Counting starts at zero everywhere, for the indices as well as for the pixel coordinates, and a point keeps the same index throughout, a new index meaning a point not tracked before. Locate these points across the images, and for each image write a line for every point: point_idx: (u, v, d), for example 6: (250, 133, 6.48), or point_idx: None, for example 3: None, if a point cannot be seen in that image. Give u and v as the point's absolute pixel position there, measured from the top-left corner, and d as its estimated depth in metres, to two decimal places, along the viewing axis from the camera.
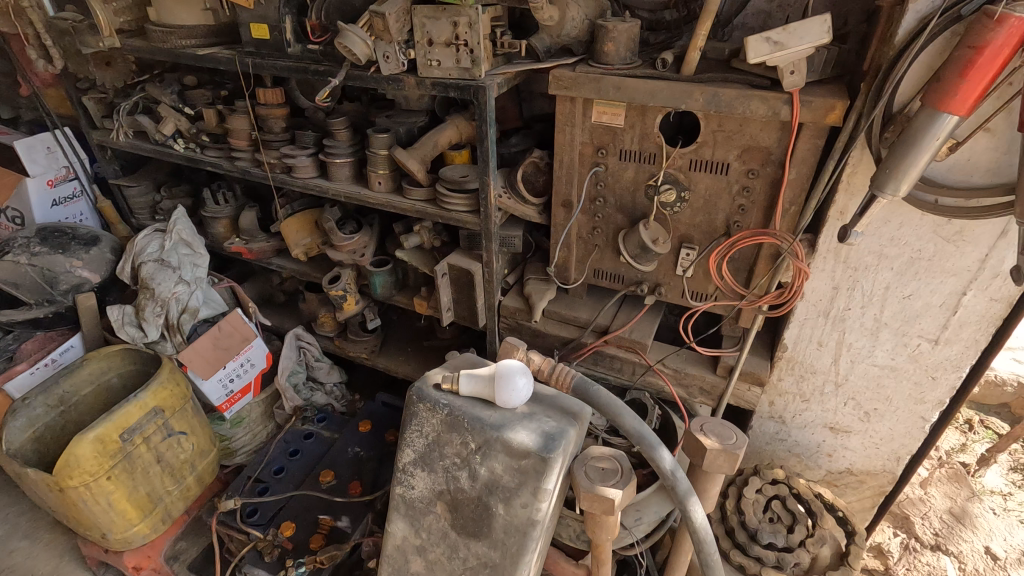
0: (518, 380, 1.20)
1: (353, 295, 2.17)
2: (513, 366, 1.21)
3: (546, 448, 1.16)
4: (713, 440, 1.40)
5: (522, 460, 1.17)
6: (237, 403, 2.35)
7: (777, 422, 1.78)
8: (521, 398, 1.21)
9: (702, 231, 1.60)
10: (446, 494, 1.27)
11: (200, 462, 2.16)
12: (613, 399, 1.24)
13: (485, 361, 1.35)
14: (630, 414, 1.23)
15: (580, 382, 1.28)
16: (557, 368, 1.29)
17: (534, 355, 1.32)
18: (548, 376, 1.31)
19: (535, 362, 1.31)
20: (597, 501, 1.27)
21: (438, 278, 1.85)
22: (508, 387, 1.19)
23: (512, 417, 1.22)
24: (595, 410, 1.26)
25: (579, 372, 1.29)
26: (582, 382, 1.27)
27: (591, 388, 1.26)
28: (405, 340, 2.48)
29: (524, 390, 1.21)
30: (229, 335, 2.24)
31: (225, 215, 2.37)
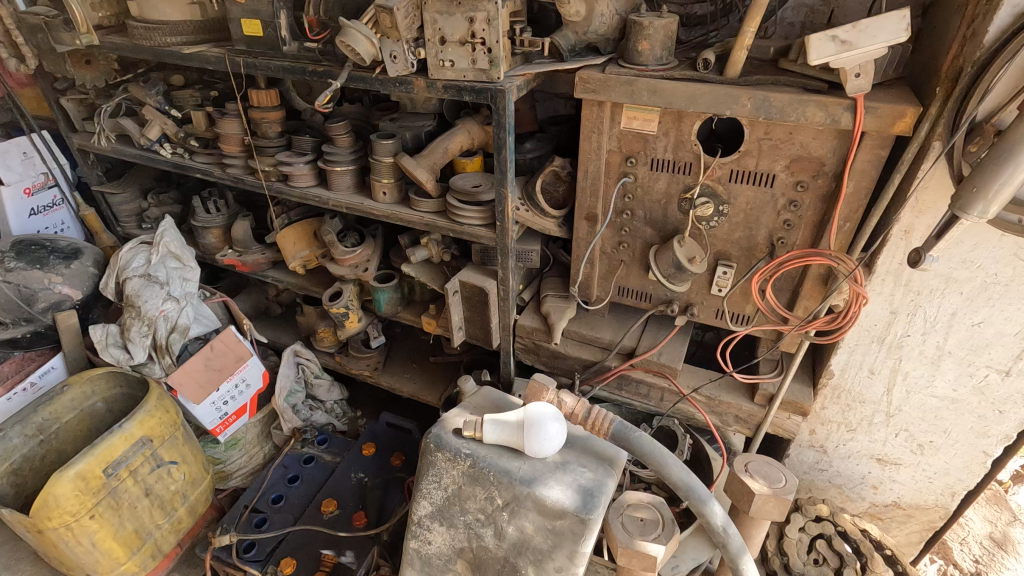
0: (549, 427, 1.06)
1: (355, 312, 2.03)
2: (543, 410, 1.07)
3: (585, 506, 1.02)
4: (760, 483, 1.27)
5: (557, 520, 1.03)
6: (231, 426, 2.19)
7: (817, 452, 1.65)
8: (553, 448, 1.07)
9: (741, 247, 1.46)
10: (467, 551, 1.12)
11: (192, 491, 2.01)
12: (658, 447, 1.10)
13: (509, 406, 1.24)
14: (677, 463, 1.10)
15: (620, 426, 1.12)
16: (593, 412, 1.14)
17: (567, 397, 1.16)
18: (582, 421, 1.15)
19: (568, 404, 1.15)
20: (637, 558, 1.14)
21: (449, 296, 1.71)
22: (538, 436, 1.06)
23: (543, 469, 1.08)
24: (636, 458, 1.12)
25: (618, 416, 1.14)
26: (623, 428, 1.12)
27: (632, 434, 1.12)
28: (411, 356, 2.33)
29: (557, 439, 1.07)
30: (222, 354, 2.09)
31: (217, 225, 2.21)
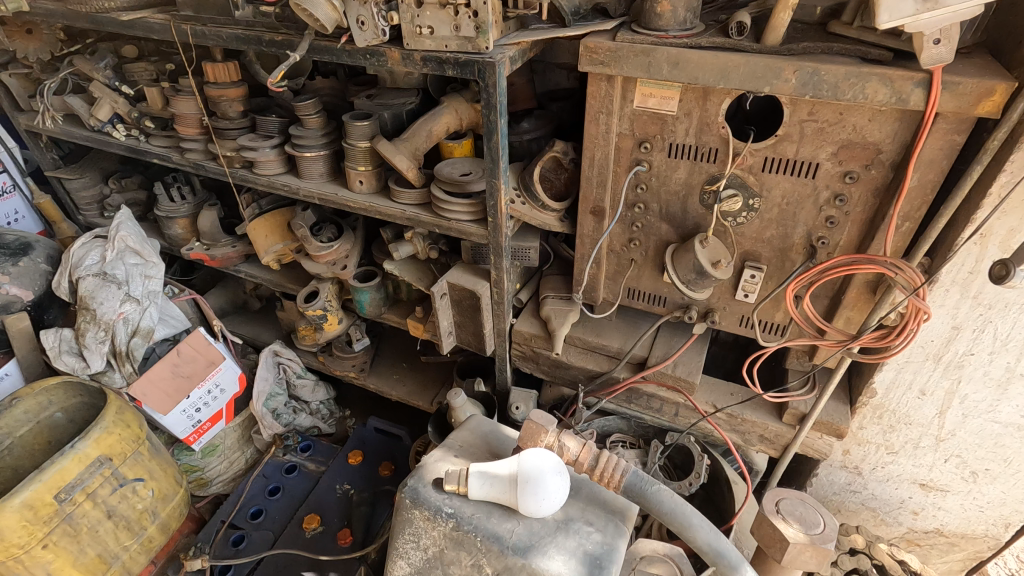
0: (546, 484, 0.88)
1: (334, 314, 1.83)
2: (538, 462, 0.89)
3: None
4: (796, 528, 1.09)
5: None
6: (206, 433, 2.03)
7: (850, 473, 1.47)
8: (551, 508, 0.89)
9: (773, 248, 1.25)
10: None
11: (163, 507, 1.85)
12: (680, 503, 0.91)
13: (501, 446, 1.06)
14: (703, 523, 0.91)
15: (635, 478, 0.92)
16: (602, 461, 0.93)
17: (572, 442, 0.95)
18: (588, 471, 0.94)
19: (571, 450, 0.95)
20: None
21: (436, 300, 1.51)
22: (535, 496, 0.88)
23: (542, 532, 0.90)
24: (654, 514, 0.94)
25: (633, 465, 0.94)
26: (637, 481, 0.93)
27: (650, 489, 0.92)
28: (400, 356, 2.14)
29: (555, 497, 0.89)
30: (191, 359, 1.89)
31: (184, 214, 2.00)
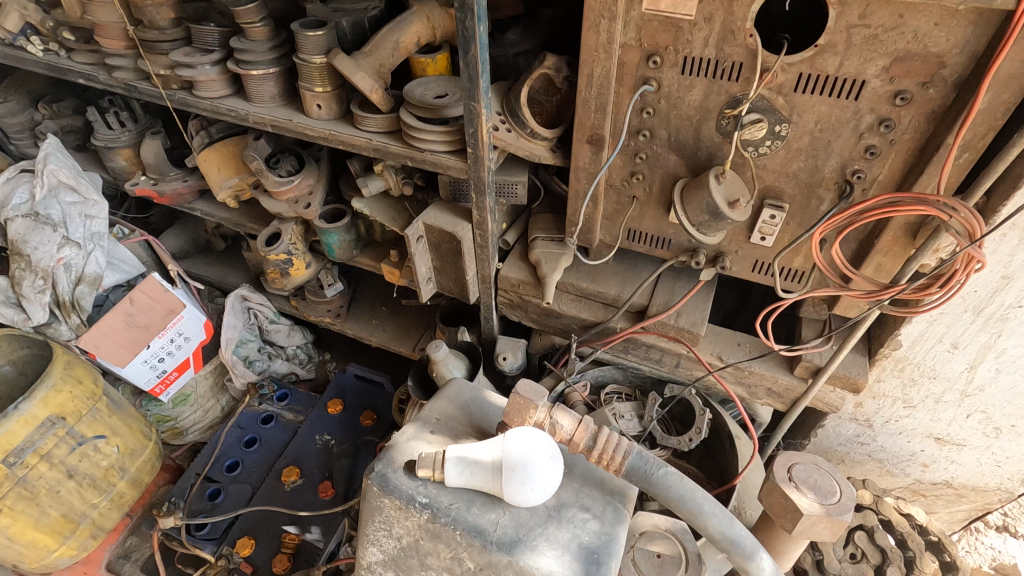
0: (535, 474, 0.75)
1: (301, 257, 1.65)
2: (525, 448, 0.76)
3: None
4: (810, 498, 0.99)
5: None
6: (173, 384, 1.89)
7: (860, 425, 1.38)
8: (541, 497, 0.77)
9: (798, 183, 1.08)
10: None
11: (132, 463, 1.75)
12: (691, 490, 0.79)
13: (482, 421, 0.93)
14: (716, 509, 0.80)
15: (640, 463, 0.79)
16: (602, 442, 0.80)
17: (565, 420, 0.82)
18: (585, 452, 0.81)
19: (565, 428, 0.81)
20: None
21: (411, 244, 1.33)
22: (522, 486, 0.76)
23: (531, 523, 0.78)
24: (659, 499, 0.82)
25: (636, 445, 0.81)
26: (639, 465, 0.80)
27: (656, 474, 0.80)
28: (379, 298, 1.99)
29: (545, 486, 0.77)
30: (147, 309, 1.72)
31: (125, 144, 1.75)
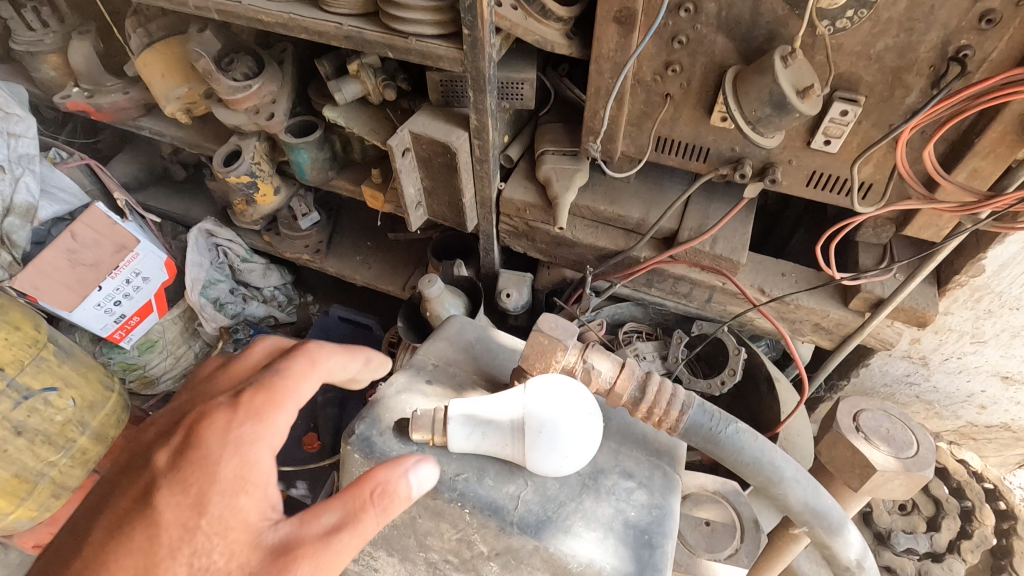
0: (564, 438, 0.59)
1: (267, 181, 1.41)
2: (550, 404, 0.60)
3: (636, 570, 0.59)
4: (885, 449, 0.84)
5: None
6: (135, 329, 1.69)
7: (913, 364, 1.22)
8: (574, 466, 0.61)
9: (882, 68, 0.85)
10: None
11: (93, 417, 1.56)
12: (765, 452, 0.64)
13: (499, 368, 0.76)
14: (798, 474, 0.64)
15: (700, 421, 0.63)
16: (655, 393, 0.63)
17: (603, 364, 0.65)
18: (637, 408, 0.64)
19: (607, 375, 0.64)
20: None
21: (395, 159, 1.09)
22: (547, 452, 0.59)
23: (564, 498, 0.62)
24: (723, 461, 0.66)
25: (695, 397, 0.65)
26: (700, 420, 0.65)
27: (721, 433, 0.64)
28: (363, 233, 1.73)
29: (578, 453, 0.60)
30: (93, 244, 1.48)
31: (50, 49, 1.46)
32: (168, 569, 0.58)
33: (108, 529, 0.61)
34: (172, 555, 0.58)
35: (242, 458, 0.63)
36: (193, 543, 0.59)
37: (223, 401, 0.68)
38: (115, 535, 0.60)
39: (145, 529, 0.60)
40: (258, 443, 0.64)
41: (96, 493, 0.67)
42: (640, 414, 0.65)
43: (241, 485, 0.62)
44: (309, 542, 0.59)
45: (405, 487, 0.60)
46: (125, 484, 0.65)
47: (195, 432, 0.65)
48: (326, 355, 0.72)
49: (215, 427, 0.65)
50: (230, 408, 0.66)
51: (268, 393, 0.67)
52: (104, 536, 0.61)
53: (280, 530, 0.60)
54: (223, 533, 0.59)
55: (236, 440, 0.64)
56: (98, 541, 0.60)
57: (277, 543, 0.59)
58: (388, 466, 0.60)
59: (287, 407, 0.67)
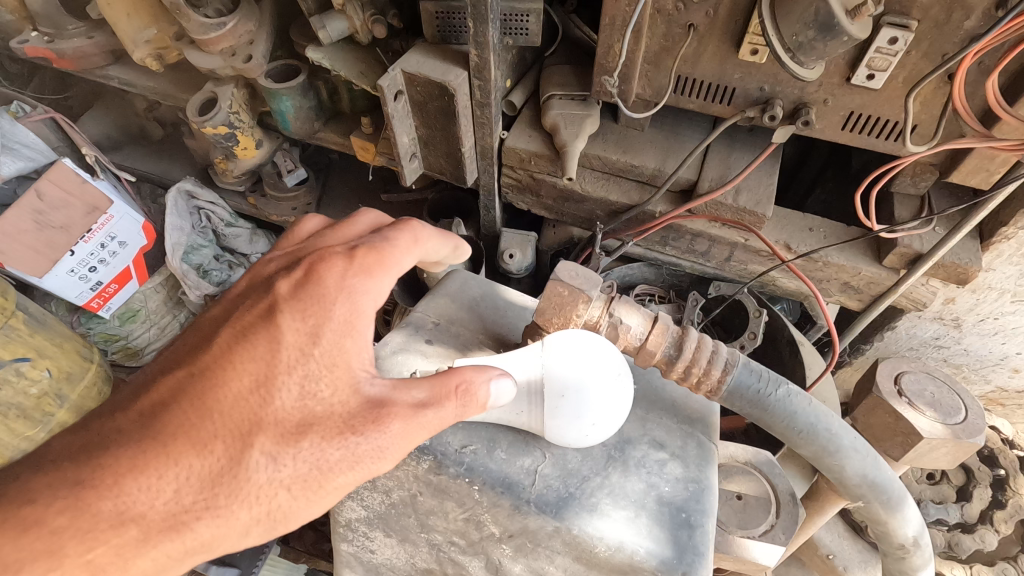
0: (586, 408, 0.61)
1: (247, 133, 1.30)
2: (574, 372, 0.62)
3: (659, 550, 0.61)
4: (931, 413, 0.77)
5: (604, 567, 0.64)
6: (114, 299, 1.52)
7: (944, 326, 1.15)
8: (597, 433, 0.63)
9: None
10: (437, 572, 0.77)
11: (71, 390, 1.42)
12: (816, 418, 0.66)
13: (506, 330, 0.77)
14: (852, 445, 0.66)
15: (746, 382, 0.66)
16: (690, 352, 0.64)
17: (633, 319, 0.66)
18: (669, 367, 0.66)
19: (637, 330, 0.66)
20: (728, 560, 0.71)
21: (386, 103, 0.98)
22: (564, 420, 0.62)
23: (589, 477, 0.65)
24: (772, 429, 0.68)
25: (742, 361, 0.67)
26: (747, 381, 0.67)
27: (771, 396, 0.66)
28: (355, 194, 1.60)
29: (597, 420, 0.62)
30: (62, 206, 1.32)
31: None
32: (281, 386, 0.61)
33: (231, 337, 0.64)
34: (287, 373, 0.61)
35: (350, 308, 0.64)
36: (307, 368, 0.61)
37: (341, 250, 0.68)
38: (236, 344, 0.63)
39: (267, 345, 0.62)
40: (372, 296, 0.65)
41: (219, 308, 0.69)
42: (676, 373, 0.66)
43: (350, 329, 0.63)
44: (404, 403, 0.61)
45: (484, 393, 0.62)
46: (250, 301, 0.67)
47: (312, 274, 0.66)
48: (428, 239, 0.72)
49: (331, 273, 0.65)
50: (346, 259, 0.66)
51: (380, 256, 0.67)
52: (232, 341, 0.64)
53: (380, 383, 0.63)
54: (330, 367, 0.62)
55: (352, 289, 0.64)
56: (222, 346, 0.63)
57: (378, 393, 0.62)
58: (473, 369, 0.63)
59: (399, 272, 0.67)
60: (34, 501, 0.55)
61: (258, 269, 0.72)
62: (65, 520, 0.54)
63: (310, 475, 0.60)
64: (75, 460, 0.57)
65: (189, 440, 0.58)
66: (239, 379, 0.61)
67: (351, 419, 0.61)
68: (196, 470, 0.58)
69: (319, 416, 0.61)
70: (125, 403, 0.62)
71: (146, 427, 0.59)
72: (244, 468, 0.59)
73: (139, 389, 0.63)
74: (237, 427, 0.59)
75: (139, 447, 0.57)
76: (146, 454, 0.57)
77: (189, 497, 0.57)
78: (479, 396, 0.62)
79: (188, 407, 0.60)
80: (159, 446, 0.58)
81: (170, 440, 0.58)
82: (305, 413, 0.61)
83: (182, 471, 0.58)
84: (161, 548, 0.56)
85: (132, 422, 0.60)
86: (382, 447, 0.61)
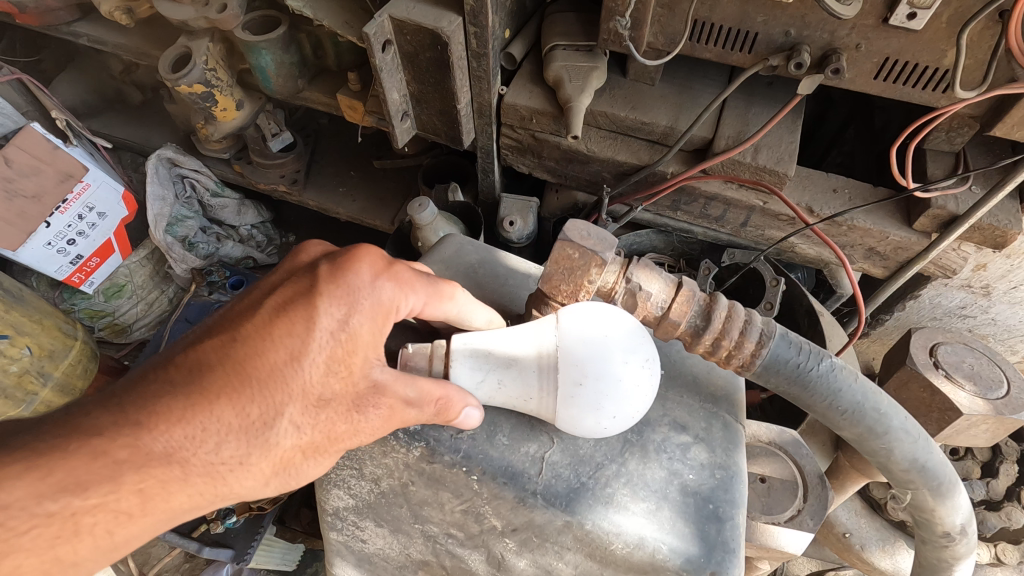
0: (606, 399, 0.55)
1: (227, 94, 1.21)
2: (592, 360, 0.55)
3: (684, 556, 0.58)
4: (968, 386, 0.71)
5: (616, 567, 0.60)
6: (98, 272, 1.40)
7: (972, 294, 1.08)
8: (615, 428, 0.57)
9: None
10: (432, 564, 0.72)
11: (56, 367, 1.30)
12: (865, 400, 0.60)
13: (512, 305, 0.71)
14: (904, 430, 0.61)
15: (780, 357, 0.60)
16: (717, 324, 0.58)
17: (654, 286, 0.59)
18: (690, 339, 0.60)
19: (659, 297, 0.59)
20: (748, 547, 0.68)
21: (374, 53, 0.88)
22: (580, 411, 0.56)
23: (606, 470, 0.60)
24: (812, 410, 0.62)
25: (778, 332, 0.60)
26: (784, 354, 0.60)
27: (811, 374, 0.60)
28: (345, 160, 1.52)
29: (619, 419, 0.56)
30: (33, 172, 1.19)
31: None
32: (313, 360, 0.56)
33: (275, 305, 0.58)
34: (322, 351, 0.56)
35: (382, 307, 0.59)
36: (339, 351, 0.56)
37: (381, 252, 0.62)
38: (277, 313, 0.57)
39: (305, 322, 0.56)
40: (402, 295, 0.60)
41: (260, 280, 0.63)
42: (703, 346, 0.60)
43: (379, 321, 0.58)
44: (397, 395, 0.57)
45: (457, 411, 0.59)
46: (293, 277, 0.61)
47: (354, 258, 0.60)
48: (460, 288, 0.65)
49: (367, 266, 0.59)
50: (385, 260, 0.61)
51: (421, 278, 0.61)
52: (271, 312, 0.58)
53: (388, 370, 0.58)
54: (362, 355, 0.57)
55: (387, 288, 0.59)
56: (262, 314, 0.58)
57: (383, 380, 0.57)
58: (458, 385, 0.59)
59: (432, 293, 0.61)
60: (101, 432, 0.50)
61: (303, 249, 0.66)
62: (123, 458, 0.49)
63: (323, 445, 0.57)
64: (127, 401, 0.52)
65: (229, 399, 0.54)
66: (278, 350, 0.55)
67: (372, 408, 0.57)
68: (231, 427, 0.53)
69: (343, 398, 0.57)
70: (169, 357, 0.56)
71: (190, 382, 0.54)
72: (270, 432, 0.55)
73: (184, 345, 0.58)
74: (271, 394, 0.55)
75: (183, 399, 0.53)
76: (190, 407, 0.52)
77: (227, 451, 0.53)
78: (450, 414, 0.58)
79: (231, 370, 0.55)
80: (199, 401, 0.53)
81: (212, 396, 0.53)
82: (329, 390, 0.56)
83: (222, 426, 0.53)
84: (199, 491, 0.53)
85: (179, 373, 0.54)
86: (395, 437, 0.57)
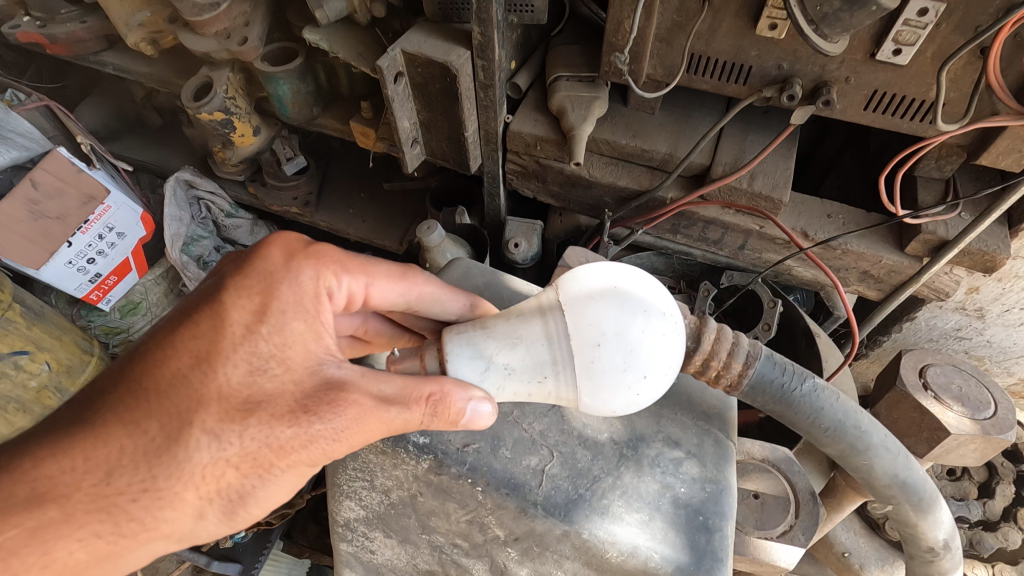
0: (630, 357, 0.56)
1: (245, 120, 1.27)
2: (614, 322, 0.57)
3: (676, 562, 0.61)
4: (957, 407, 0.73)
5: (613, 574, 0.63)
6: (115, 290, 1.44)
7: (966, 317, 1.11)
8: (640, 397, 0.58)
9: None
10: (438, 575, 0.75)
11: (73, 382, 1.33)
12: (848, 418, 0.62)
13: None
14: (888, 448, 0.63)
15: (767, 377, 0.62)
16: (708, 344, 0.61)
17: None
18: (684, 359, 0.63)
19: None
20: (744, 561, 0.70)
21: (386, 85, 0.93)
22: (604, 378, 0.57)
23: (604, 480, 0.63)
24: (799, 424, 0.65)
25: (764, 351, 0.63)
26: (771, 373, 0.63)
27: (796, 392, 0.63)
28: (356, 182, 1.57)
29: (643, 385, 0.57)
30: (57, 195, 1.24)
31: None
32: (227, 360, 0.57)
33: (178, 316, 0.60)
34: (230, 349, 0.57)
35: (294, 294, 0.61)
36: (252, 345, 0.58)
37: (296, 238, 0.66)
38: (182, 323, 0.60)
39: (210, 323, 0.58)
40: (324, 276, 0.64)
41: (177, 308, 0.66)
42: (694, 366, 0.63)
43: (293, 308, 0.61)
44: (369, 393, 0.58)
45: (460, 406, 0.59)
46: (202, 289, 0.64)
47: (255, 254, 0.63)
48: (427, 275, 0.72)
49: (274, 253, 0.63)
50: (289, 247, 0.64)
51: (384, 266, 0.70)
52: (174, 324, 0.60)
53: (346, 368, 0.60)
54: (280, 348, 0.58)
55: (294, 271, 0.62)
56: (166, 330, 0.60)
57: (340, 376, 0.59)
58: (456, 381, 0.60)
59: (391, 276, 0.70)
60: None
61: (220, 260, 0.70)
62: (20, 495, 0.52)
63: (261, 457, 0.55)
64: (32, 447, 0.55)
65: (137, 416, 0.55)
66: (181, 357, 0.57)
67: (303, 398, 0.57)
68: (133, 446, 0.54)
69: (264, 394, 0.57)
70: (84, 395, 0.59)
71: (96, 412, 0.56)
72: (185, 445, 0.54)
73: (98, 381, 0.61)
74: (177, 404, 0.56)
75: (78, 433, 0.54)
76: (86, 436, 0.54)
77: (127, 478, 0.54)
78: (452, 413, 0.59)
79: (131, 389, 0.57)
80: (95, 427, 0.55)
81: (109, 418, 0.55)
82: (251, 390, 0.57)
83: (124, 447, 0.54)
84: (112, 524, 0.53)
85: (93, 401, 0.57)
86: (331, 426, 0.57)
